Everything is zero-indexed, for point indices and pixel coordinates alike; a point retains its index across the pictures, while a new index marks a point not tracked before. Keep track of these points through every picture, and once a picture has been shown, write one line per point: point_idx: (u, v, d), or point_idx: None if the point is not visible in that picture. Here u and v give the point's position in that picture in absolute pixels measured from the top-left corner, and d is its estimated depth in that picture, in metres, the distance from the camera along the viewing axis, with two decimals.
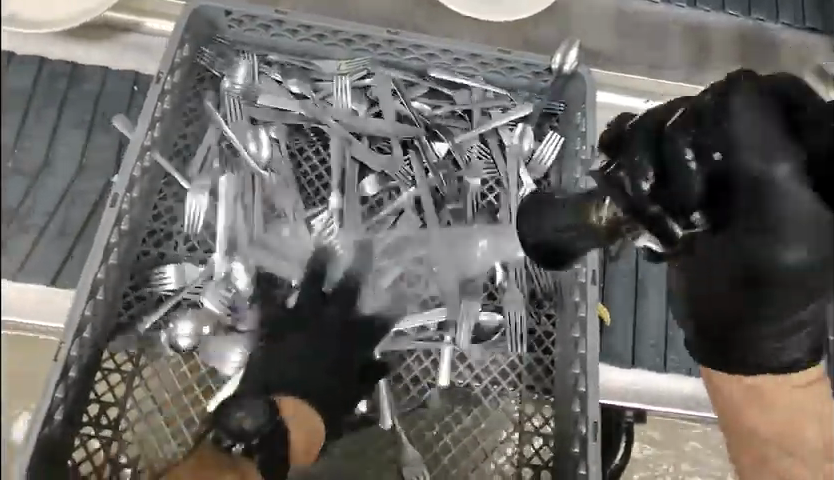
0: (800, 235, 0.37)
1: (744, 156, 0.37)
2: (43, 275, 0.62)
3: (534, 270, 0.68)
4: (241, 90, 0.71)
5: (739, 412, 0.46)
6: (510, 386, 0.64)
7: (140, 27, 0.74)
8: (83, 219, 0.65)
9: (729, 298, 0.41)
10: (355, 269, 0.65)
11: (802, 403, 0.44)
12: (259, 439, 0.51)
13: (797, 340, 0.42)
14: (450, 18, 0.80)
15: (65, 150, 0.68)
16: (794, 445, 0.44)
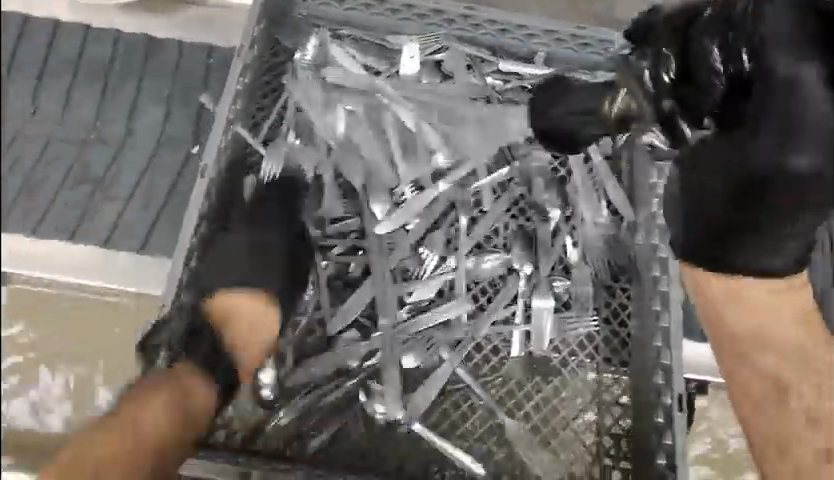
0: (808, 142, 0.36)
1: (773, 54, 0.39)
2: (133, 244, 0.64)
3: (610, 246, 0.67)
4: (313, 61, 0.70)
5: (717, 303, 0.45)
6: (588, 358, 0.65)
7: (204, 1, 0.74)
8: (167, 189, 0.67)
9: (721, 203, 0.40)
10: (428, 244, 0.66)
11: (786, 306, 0.44)
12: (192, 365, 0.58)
13: (791, 246, 0.40)
14: None
15: (145, 122, 0.69)
16: (767, 339, 0.45)
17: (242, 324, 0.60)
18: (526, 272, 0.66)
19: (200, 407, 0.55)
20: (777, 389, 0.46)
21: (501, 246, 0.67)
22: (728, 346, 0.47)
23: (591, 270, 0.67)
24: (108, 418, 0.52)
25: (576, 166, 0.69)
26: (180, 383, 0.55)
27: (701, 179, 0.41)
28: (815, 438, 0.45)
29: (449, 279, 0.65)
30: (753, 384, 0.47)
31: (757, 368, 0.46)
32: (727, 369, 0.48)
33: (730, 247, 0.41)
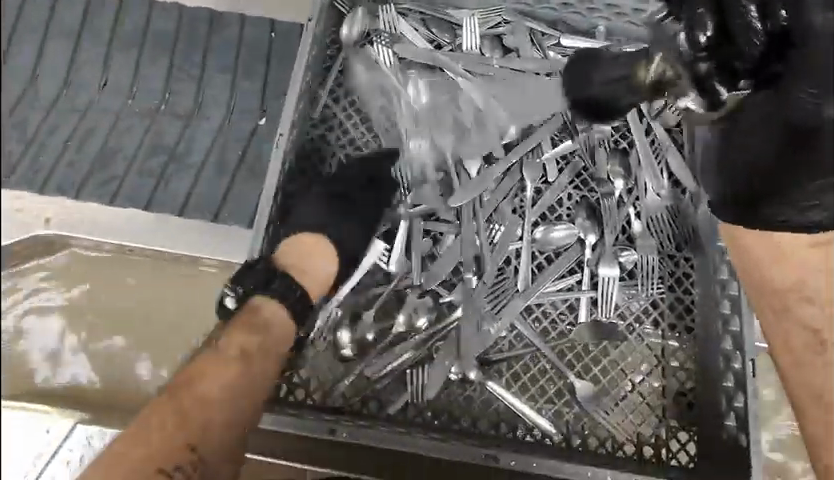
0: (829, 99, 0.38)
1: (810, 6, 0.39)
2: (204, 213, 0.65)
3: (675, 215, 0.68)
4: (381, 36, 0.72)
5: (764, 265, 0.54)
6: (652, 325, 0.65)
7: None
8: (237, 161, 0.68)
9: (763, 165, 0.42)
10: (492, 214, 0.67)
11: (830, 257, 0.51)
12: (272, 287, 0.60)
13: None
14: None
15: (212, 94, 0.70)
16: (811, 294, 0.52)
17: (297, 256, 0.65)
18: (591, 242, 0.67)
19: (273, 316, 0.59)
20: (818, 342, 0.52)
21: (566, 215, 0.68)
22: (778, 303, 0.54)
23: (657, 241, 0.67)
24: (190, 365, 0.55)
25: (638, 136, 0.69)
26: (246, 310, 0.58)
27: (736, 152, 0.44)
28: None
29: (515, 248, 0.67)
30: (795, 336, 0.53)
31: (803, 326, 0.53)
32: (775, 326, 0.55)
33: (777, 198, 0.43)
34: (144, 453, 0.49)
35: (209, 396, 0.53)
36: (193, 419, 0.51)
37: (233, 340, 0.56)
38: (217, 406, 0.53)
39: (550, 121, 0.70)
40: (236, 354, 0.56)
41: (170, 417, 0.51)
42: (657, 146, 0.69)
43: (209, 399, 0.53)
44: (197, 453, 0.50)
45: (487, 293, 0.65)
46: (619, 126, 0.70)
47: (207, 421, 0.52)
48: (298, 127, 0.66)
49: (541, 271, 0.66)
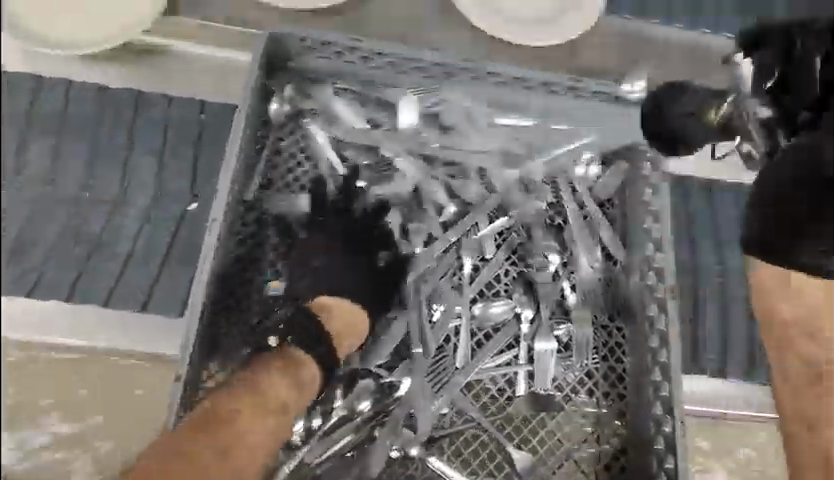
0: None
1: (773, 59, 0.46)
2: (131, 303, 0.63)
3: (605, 287, 0.72)
4: (321, 117, 0.74)
5: (774, 299, 0.59)
6: (587, 395, 0.68)
7: (177, 51, 0.75)
8: (167, 247, 0.66)
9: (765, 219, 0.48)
10: (433, 294, 0.69)
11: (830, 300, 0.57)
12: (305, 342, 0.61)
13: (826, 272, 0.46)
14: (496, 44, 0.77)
15: (139, 177, 0.69)
16: (814, 331, 0.57)
17: (341, 319, 0.65)
18: (528, 317, 0.69)
19: (309, 379, 0.59)
20: (816, 375, 0.57)
21: (504, 291, 0.71)
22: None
23: (591, 312, 0.70)
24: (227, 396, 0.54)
25: (571, 214, 0.74)
26: (270, 360, 0.59)
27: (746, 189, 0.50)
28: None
29: (456, 326, 0.68)
30: (794, 373, 0.58)
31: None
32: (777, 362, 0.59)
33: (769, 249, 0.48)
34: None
35: (241, 445, 0.51)
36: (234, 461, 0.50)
37: (262, 394, 0.55)
38: (243, 456, 0.51)
39: (486, 203, 0.74)
40: (266, 409, 0.55)
41: (214, 453, 0.49)
42: (588, 221, 0.73)
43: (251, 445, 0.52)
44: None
45: (428, 373, 0.65)
46: (552, 204, 0.75)
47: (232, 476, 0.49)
48: (230, 210, 0.65)
49: (483, 349, 0.67)
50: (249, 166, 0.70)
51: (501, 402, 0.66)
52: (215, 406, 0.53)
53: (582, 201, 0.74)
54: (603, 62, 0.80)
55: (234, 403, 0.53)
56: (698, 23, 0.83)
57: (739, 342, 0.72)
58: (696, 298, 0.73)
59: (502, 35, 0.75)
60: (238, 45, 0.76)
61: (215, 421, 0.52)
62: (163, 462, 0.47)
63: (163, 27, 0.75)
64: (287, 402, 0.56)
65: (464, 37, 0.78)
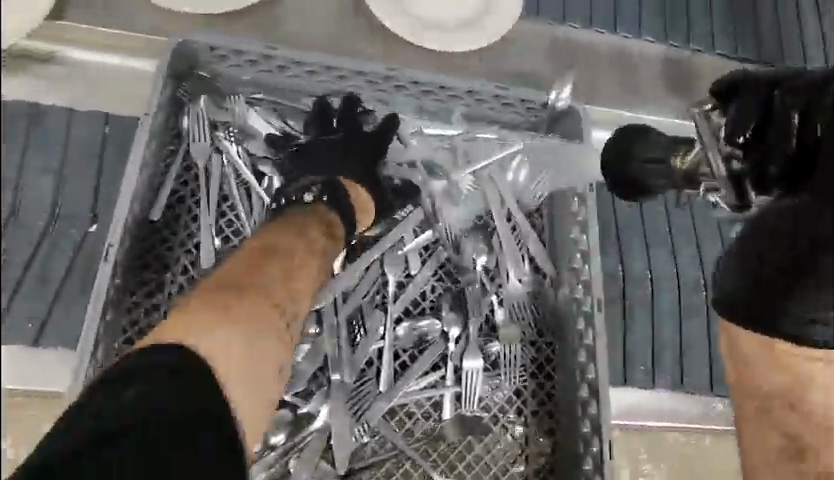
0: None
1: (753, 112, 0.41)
2: (22, 338, 0.58)
3: (536, 302, 0.71)
4: (235, 129, 0.70)
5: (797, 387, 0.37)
6: (516, 414, 0.67)
7: (67, 58, 0.70)
8: (64, 274, 0.62)
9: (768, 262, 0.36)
10: (355, 313, 0.66)
11: (768, 370, 0.37)
12: (328, 195, 0.61)
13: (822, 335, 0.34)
14: (419, 54, 0.75)
15: (33, 198, 0.64)
16: (765, 401, 0.39)
17: (359, 196, 0.64)
18: (453, 335, 0.67)
19: (338, 239, 0.60)
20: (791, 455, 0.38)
21: (430, 308, 0.69)
22: (778, 396, 0.38)
23: (519, 328, 0.69)
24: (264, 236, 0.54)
25: (500, 225, 0.72)
26: (303, 217, 0.58)
27: (753, 250, 0.37)
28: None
29: (380, 348, 0.65)
30: (765, 442, 0.40)
31: (782, 430, 0.38)
32: (749, 430, 0.41)
33: (775, 315, 0.36)
34: (251, 298, 0.47)
35: (297, 270, 0.53)
36: (284, 292, 0.50)
37: (308, 239, 0.56)
38: (300, 285, 0.52)
39: (411, 213, 0.70)
40: (311, 253, 0.55)
41: (263, 286, 0.49)
42: (516, 235, 0.72)
43: (298, 289, 0.52)
44: (291, 316, 0.50)
45: (348, 400, 0.62)
46: (481, 216, 0.73)
47: (294, 297, 0.51)
48: (131, 232, 0.61)
49: (409, 371, 0.65)
50: (151, 185, 0.66)
51: (427, 427, 0.64)
52: (264, 239, 0.54)
53: (509, 210, 0.72)
54: (534, 69, 0.78)
55: (283, 239, 0.54)
56: (620, 27, 0.82)
57: (667, 352, 0.71)
58: (626, 308, 0.72)
59: (426, 44, 0.72)
60: (141, 53, 0.72)
61: (266, 247, 0.53)
62: (231, 277, 0.48)
63: (44, 32, 0.69)
64: (326, 248, 0.57)
65: (386, 47, 0.75)
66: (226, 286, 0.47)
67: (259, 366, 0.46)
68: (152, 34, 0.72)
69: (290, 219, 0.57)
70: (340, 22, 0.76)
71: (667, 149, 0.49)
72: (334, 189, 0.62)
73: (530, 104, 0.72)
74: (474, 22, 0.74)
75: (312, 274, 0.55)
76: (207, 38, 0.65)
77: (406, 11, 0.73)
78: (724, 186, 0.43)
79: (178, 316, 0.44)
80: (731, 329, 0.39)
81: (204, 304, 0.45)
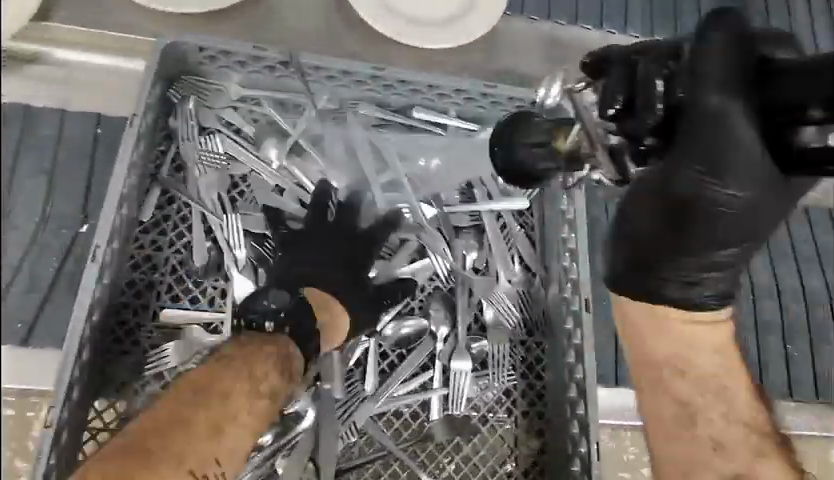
0: (747, 174, 0.39)
1: (704, 87, 0.37)
2: (13, 337, 0.59)
3: (523, 301, 0.73)
4: (231, 129, 0.73)
5: (643, 334, 0.49)
6: (506, 413, 0.68)
7: (51, 57, 0.70)
8: (53, 275, 0.62)
9: (653, 228, 0.45)
10: None
11: (707, 336, 0.48)
12: (287, 314, 0.58)
13: (710, 280, 0.46)
14: (412, 53, 0.77)
15: (25, 199, 0.65)
16: (691, 371, 0.48)
17: (329, 318, 0.63)
18: (442, 333, 0.69)
19: (295, 367, 0.57)
20: (687, 418, 0.47)
21: (418, 308, 0.71)
22: (653, 372, 0.49)
23: (508, 328, 0.71)
24: (210, 363, 0.53)
25: (490, 225, 0.75)
26: (263, 340, 0.56)
27: (630, 228, 0.46)
28: (717, 465, 0.46)
29: (372, 351, 0.67)
30: (663, 410, 0.48)
31: (674, 398, 0.48)
32: (648, 398, 0.49)
33: (672, 254, 0.45)
34: (172, 465, 0.46)
35: (234, 419, 0.51)
36: (223, 432, 0.50)
37: (252, 371, 0.53)
38: (232, 437, 0.51)
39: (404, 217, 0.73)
40: (257, 388, 0.53)
41: (199, 433, 0.49)
42: (505, 237, 0.75)
43: (237, 418, 0.51)
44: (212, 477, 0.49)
45: (338, 397, 0.63)
46: (473, 223, 0.76)
47: (219, 452, 0.50)
48: (120, 233, 0.62)
49: (398, 371, 0.67)
50: (140, 186, 0.67)
51: (415, 425, 0.65)
52: (208, 376, 0.52)
53: (499, 211, 0.76)
54: (521, 66, 0.80)
55: (229, 376, 0.52)
56: (605, 23, 0.85)
57: None
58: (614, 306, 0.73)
59: (410, 41, 0.74)
60: (131, 54, 0.72)
61: (211, 390, 0.51)
62: (159, 433, 0.47)
63: (28, 34, 0.70)
64: (276, 387, 0.55)
65: (375, 46, 0.77)
66: (156, 430, 0.47)
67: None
68: (142, 37, 0.72)
69: (251, 343, 0.55)
70: (330, 21, 0.78)
71: (547, 134, 0.49)
72: (298, 314, 0.59)
73: (519, 102, 0.73)
74: (460, 17, 0.77)
75: (251, 423, 0.52)
76: (197, 40, 0.67)
77: (393, 10, 0.75)
78: (605, 168, 0.46)
79: (101, 461, 0.45)
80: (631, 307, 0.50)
81: (134, 453, 0.46)
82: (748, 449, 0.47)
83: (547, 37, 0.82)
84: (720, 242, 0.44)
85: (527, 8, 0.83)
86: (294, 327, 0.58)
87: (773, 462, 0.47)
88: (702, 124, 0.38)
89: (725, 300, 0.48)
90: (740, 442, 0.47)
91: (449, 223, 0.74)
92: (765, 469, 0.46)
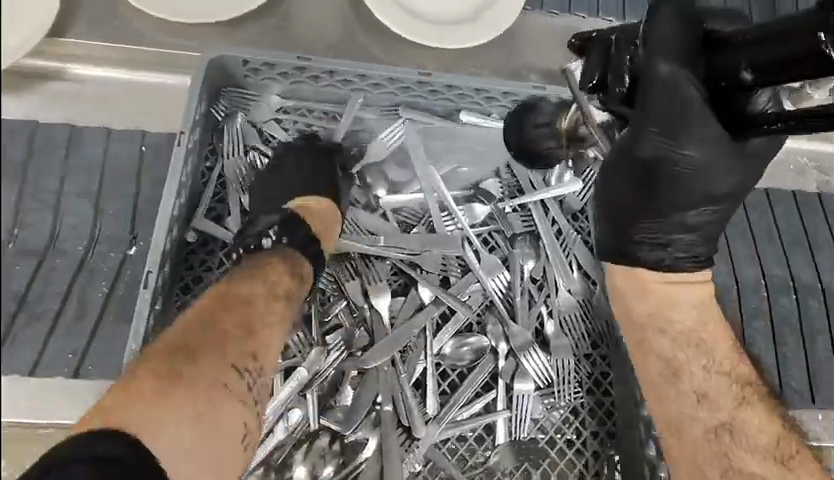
0: (699, 138, 0.45)
1: (659, 57, 0.43)
2: (65, 367, 0.57)
3: (588, 312, 0.69)
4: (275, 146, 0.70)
5: (629, 295, 0.54)
6: (575, 435, 0.65)
7: (80, 73, 0.70)
8: (102, 302, 0.61)
9: (622, 193, 0.50)
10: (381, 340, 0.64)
11: (677, 297, 0.53)
12: (279, 227, 0.61)
13: (681, 242, 0.51)
14: (446, 58, 0.75)
15: (74, 224, 0.63)
16: (670, 327, 0.54)
17: (320, 221, 0.64)
18: (501, 347, 0.66)
19: (301, 267, 0.60)
20: (671, 372, 0.53)
21: (476, 324, 0.68)
22: (638, 331, 0.55)
23: (571, 342, 0.68)
24: (237, 275, 0.56)
25: (546, 234, 0.71)
26: (272, 257, 0.59)
27: (607, 194, 0.51)
28: (702, 415, 0.52)
29: (433, 367, 0.64)
30: (651, 367, 0.55)
31: (661, 355, 0.54)
32: (639, 358, 0.56)
33: (643, 216, 0.50)
34: (215, 356, 0.51)
35: (260, 322, 0.54)
36: (256, 337, 0.53)
37: (275, 287, 0.57)
38: (264, 335, 0.54)
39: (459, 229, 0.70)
40: (279, 296, 0.57)
41: (234, 341, 0.52)
42: (565, 246, 0.71)
43: (266, 322, 0.55)
44: (253, 373, 0.52)
45: (400, 419, 0.61)
46: (529, 233, 0.72)
47: (256, 348, 0.53)
48: (170, 257, 0.60)
49: (461, 392, 0.64)
50: (188, 204, 0.65)
51: (480, 452, 0.62)
52: (228, 288, 0.55)
53: (553, 216, 0.72)
54: (548, 61, 0.77)
55: (248, 287, 0.55)
56: (628, 13, 0.80)
57: None
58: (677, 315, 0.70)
59: (454, 46, 0.71)
60: (140, 65, 0.71)
61: (233, 298, 0.54)
62: (192, 333, 0.51)
63: (59, 50, 0.69)
64: (291, 290, 0.58)
65: (395, 49, 0.75)
66: (196, 336, 0.51)
67: (216, 425, 0.48)
68: (162, 48, 0.70)
69: (265, 260, 0.58)
70: (351, 24, 0.75)
71: (552, 115, 0.62)
72: (289, 224, 0.61)
73: None
74: (483, 11, 0.73)
75: (278, 327, 0.56)
76: (241, 52, 0.64)
77: (415, 14, 0.71)
78: (597, 135, 0.52)
79: (147, 367, 0.48)
80: (616, 271, 0.55)
81: (174, 355, 0.49)
82: (731, 398, 0.53)
83: (571, 31, 0.79)
84: (680, 205, 0.49)
85: (547, 3, 0.79)
86: (292, 238, 0.61)
87: (754, 406, 0.53)
88: (657, 90, 0.44)
89: (702, 262, 0.52)
90: (723, 392, 0.53)
91: (503, 233, 0.71)
92: (746, 417, 0.52)
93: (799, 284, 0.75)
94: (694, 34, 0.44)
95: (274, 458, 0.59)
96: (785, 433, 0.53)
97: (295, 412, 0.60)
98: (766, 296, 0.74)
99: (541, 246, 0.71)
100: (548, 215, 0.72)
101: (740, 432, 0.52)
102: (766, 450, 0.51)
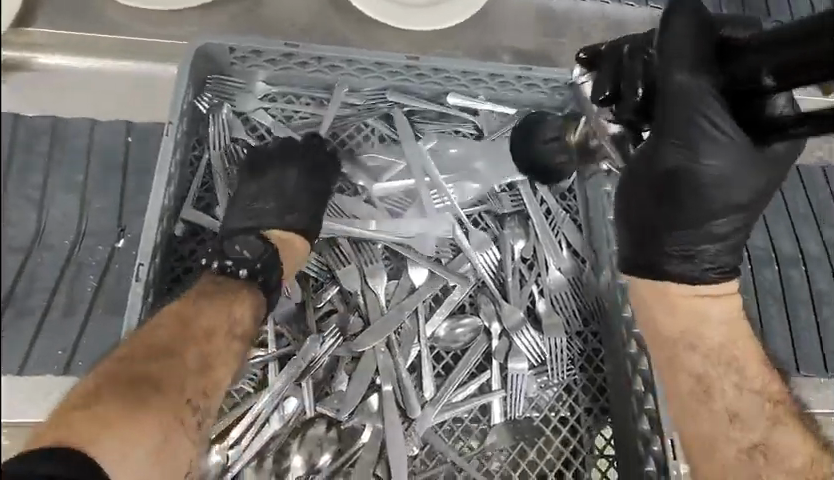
0: (719, 147, 0.47)
1: (675, 69, 0.46)
2: (54, 364, 0.57)
3: (578, 289, 0.70)
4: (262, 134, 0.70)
5: (656, 309, 0.55)
6: (569, 412, 0.66)
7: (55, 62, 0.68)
8: (91, 296, 0.60)
9: (647, 205, 0.52)
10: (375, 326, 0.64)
11: (705, 313, 0.54)
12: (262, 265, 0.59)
13: (708, 252, 0.52)
14: (420, 42, 0.75)
15: (60, 219, 0.62)
16: (698, 342, 0.54)
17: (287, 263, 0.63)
18: (494, 328, 0.67)
19: (254, 304, 0.58)
20: (703, 389, 0.54)
21: (469, 305, 0.68)
22: (669, 348, 0.56)
23: (563, 319, 0.68)
24: (194, 294, 0.57)
25: (535, 214, 0.72)
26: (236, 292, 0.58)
27: (629, 206, 0.53)
28: (735, 435, 0.54)
29: (428, 350, 0.65)
30: (681, 382, 0.55)
31: (691, 372, 0.55)
32: (665, 370, 0.56)
33: (669, 228, 0.52)
34: (170, 391, 0.51)
35: (218, 356, 0.55)
36: (211, 371, 0.54)
37: (238, 322, 0.57)
38: (219, 371, 0.55)
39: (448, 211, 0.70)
40: (234, 333, 0.57)
41: (188, 374, 0.53)
42: (556, 224, 0.72)
43: (222, 358, 0.56)
44: (204, 410, 0.53)
45: (396, 402, 0.62)
46: (518, 213, 0.72)
47: (209, 384, 0.54)
48: (160, 250, 0.60)
49: (456, 374, 0.64)
50: (178, 194, 0.64)
51: (476, 432, 0.63)
52: (186, 310, 0.55)
53: (542, 196, 0.73)
54: (524, 41, 0.77)
55: (211, 318, 0.56)
56: None
57: None
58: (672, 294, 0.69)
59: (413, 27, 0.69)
60: (108, 53, 0.69)
61: (195, 329, 0.55)
62: (148, 362, 0.51)
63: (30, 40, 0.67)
64: (247, 330, 0.58)
65: (368, 31, 0.74)
66: (153, 363, 0.51)
67: (166, 463, 0.49)
68: (139, 37, 0.70)
69: (237, 295, 0.58)
70: (325, 8, 0.74)
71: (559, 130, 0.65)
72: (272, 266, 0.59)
73: (555, 83, 0.70)
74: None
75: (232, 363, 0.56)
76: (227, 40, 0.63)
77: None
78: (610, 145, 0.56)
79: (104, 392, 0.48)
80: (640, 284, 0.56)
81: (133, 384, 0.50)
82: (763, 417, 0.54)
83: (541, 10, 0.79)
84: (703, 217, 0.51)
85: None
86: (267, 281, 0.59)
87: (787, 426, 0.54)
88: (674, 102, 0.46)
89: (726, 272, 0.54)
90: (755, 410, 0.54)
91: (493, 213, 0.72)
92: (781, 435, 0.53)
93: (782, 255, 0.76)
94: (706, 41, 0.46)
95: (269, 449, 0.59)
96: (818, 454, 0.54)
97: (291, 401, 0.61)
98: (750, 269, 0.74)
99: (532, 227, 0.72)
100: (537, 194, 0.73)
101: (774, 454, 0.53)
102: (799, 471, 0.53)
